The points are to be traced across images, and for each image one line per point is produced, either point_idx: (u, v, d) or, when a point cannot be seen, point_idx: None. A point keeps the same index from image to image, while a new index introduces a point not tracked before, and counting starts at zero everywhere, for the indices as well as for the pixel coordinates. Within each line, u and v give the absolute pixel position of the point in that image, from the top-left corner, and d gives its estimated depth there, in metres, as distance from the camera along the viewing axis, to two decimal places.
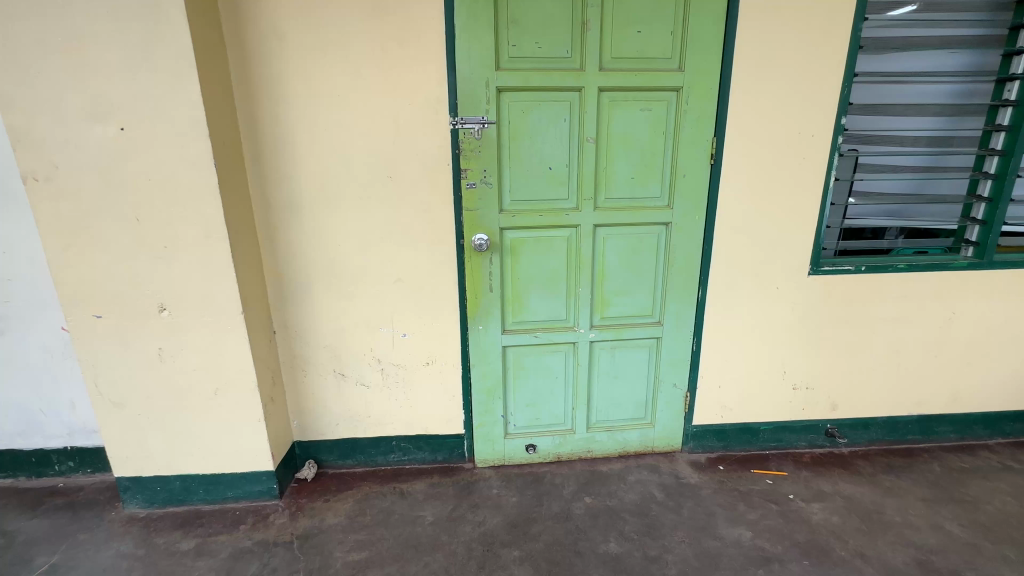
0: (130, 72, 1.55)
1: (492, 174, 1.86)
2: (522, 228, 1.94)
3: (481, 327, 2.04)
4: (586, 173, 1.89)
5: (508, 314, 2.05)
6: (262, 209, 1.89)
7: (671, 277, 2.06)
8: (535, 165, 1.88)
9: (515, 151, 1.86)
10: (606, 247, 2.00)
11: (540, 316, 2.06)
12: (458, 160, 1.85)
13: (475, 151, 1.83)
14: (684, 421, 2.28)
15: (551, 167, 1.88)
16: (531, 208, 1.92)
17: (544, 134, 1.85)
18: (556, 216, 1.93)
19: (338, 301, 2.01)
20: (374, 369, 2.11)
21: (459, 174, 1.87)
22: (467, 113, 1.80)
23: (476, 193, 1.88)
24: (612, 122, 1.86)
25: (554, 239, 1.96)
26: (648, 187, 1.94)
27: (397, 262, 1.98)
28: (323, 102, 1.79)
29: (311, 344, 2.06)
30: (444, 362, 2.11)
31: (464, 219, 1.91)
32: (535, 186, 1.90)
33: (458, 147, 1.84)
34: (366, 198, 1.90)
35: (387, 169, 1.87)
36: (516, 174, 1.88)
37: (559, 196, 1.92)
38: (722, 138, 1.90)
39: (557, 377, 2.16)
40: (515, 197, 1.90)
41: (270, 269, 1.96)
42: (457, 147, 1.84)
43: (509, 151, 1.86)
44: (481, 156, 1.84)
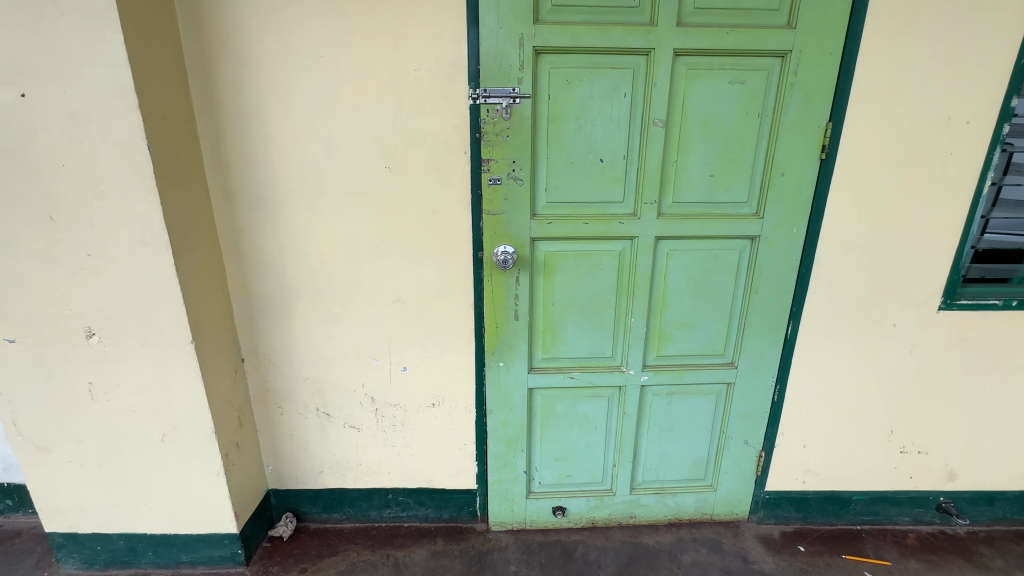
0: (30, 15, 1.12)
1: (523, 168, 1.39)
2: (561, 240, 1.47)
3: (502, 365, 1.59)
4: (650, 168, 1.40)
5: (538, 349, 1.59)
6: (225, 205, 1.46)
7: (753, 307, 1.56)
8: (582, 156, 1.39)
9: (555, 136, 1.38)
10: (669, 266, 1.51)
11: (578, 353, 1.60)
12: (479, 146, 1.39)
13: (502, 135, 1.36)
14: (754, 485, 1.80)
15: (603, 160, 1.40)
16: (573, 212, 1.44)
17: (597, 114, 1.36)
18: (607, 225, 1.45)
19: (322, 323, 1.59)
20: (366, 409, 1.69)
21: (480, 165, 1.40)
22: (492, 82, 1.32)
23: (502, 192, 1.41)
24: (690, 98, 1.36)
25: (602, 254, 1.49)
26: (731, 188, 1.44)
27: (396, 277, 1.53)
28: (301, 64, 1.34)
29: (288, 376, 1.65)
30: (455, 403, 1.67)
31: (484, 225, 1.44)
32: (580, 184, 1.42)
33: (479, 129, 1.37)
34: (358, 194, 1.45)
35: (385, 156, 1.42)
36: (556, 168, 1.40)
37: (613, 200, 1.44)
38: (840, 122, 1.38)
39: (595, 427, 1.70)
40: (553, 199, 1.43)
41: (236, 283, 1.54)
42: (479, 130, 1.37)
43: (547, 138, 1.38)
44: (510, 141, 1.36)
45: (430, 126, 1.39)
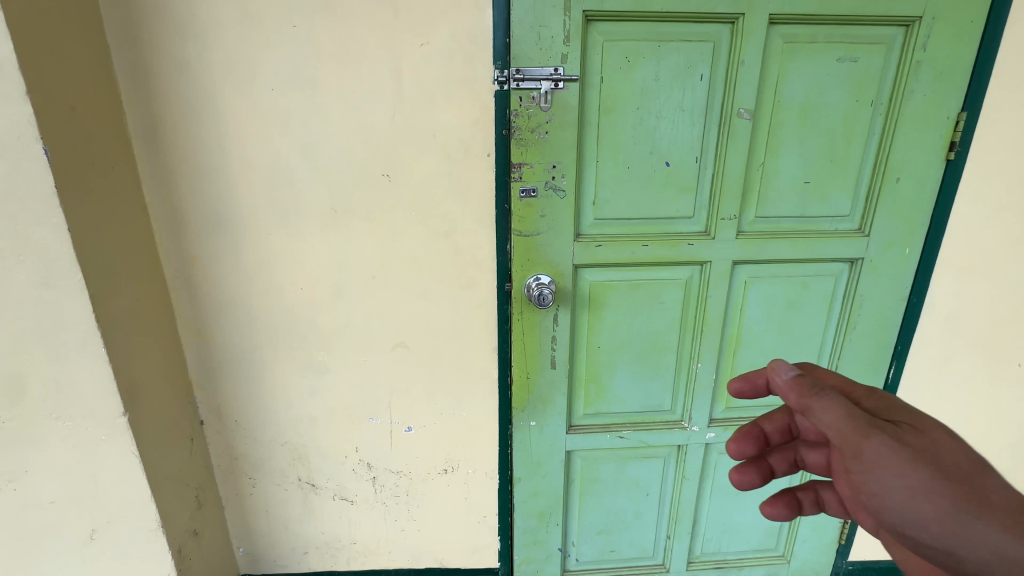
0: None
1: (566, 177, 1.05)
2: (612, 266, 1.13)
3: (534, 424, 1.26)
4: (730, 173, 1.07)
5: (578, 403, 1.26)
6: (169, 227, 1.10)
7: (849, 346, 1.24)
8: (643, 159, 1.06)
9: (608, 133, 1.04)
10: (747, 297, 1.19)
11: (629, 407, 1.27)
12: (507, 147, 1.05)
13: (539, 131, 1.02)
14: (835, 555, 1.48)
15: (669, 163, 1.07)
16: (628, 231, 1.11)
17: (663, 104, 1.03)
18: (672, 248, 1.12)
19: (302, 375, 1.24)
20: (360, 477, 1.34)
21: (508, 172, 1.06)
22: (525, 61, 0.99)
23: (538, 208, 1.07)
24: (786, 81, 1.03)
25: (663, 284, 1.16)
26: (831, 198, 1.12)
27: (397, 316, 1.19)
28: (267, 38, 0.99)
29: (261, 440, 1.30)
30: (472, 468, 1.34)
31: (513, 250, 1.11)
32: (639, 196, 1.09)
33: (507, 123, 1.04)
34: (346, 211, 1.11)
35: (383, 160, 1.07)
36: (608, 175, 1.07)
37: (680, 215, 1.11)
38: (977, 111, 1.06)
39: (646, 493, 1.37)
40: (602, 215, 1.09)
41: (190, 327, 1.18)
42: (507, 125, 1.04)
43: (598, 135, 1.04)
44: (549, 139, 1.03)
45: (441, 120, 1.05)
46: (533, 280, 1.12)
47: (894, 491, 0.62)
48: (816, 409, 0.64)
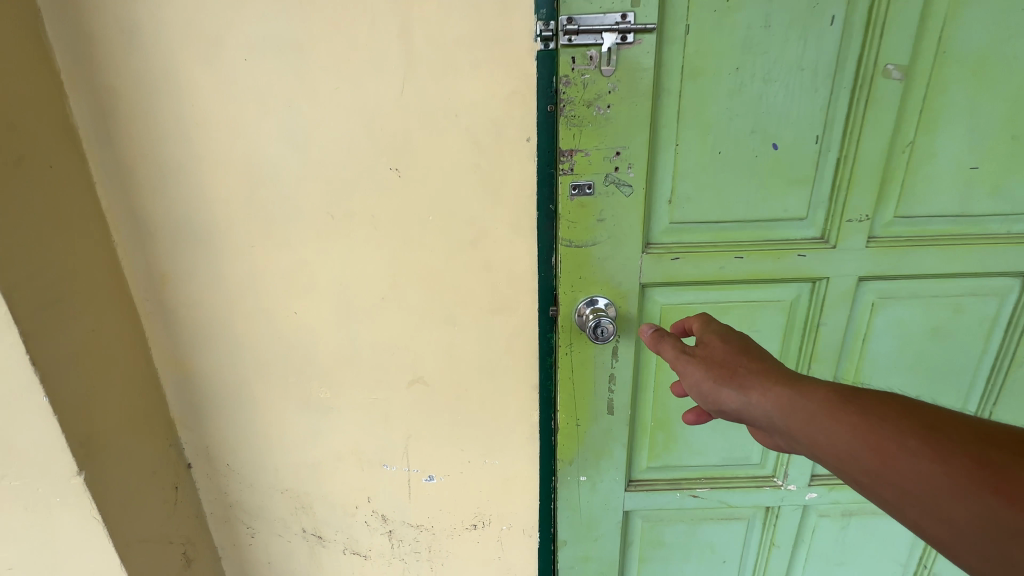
0: None
1: (634, 167, 0.78)
2: (692, 286, 0.85)
3: (584, 480, 1.00)
4: (864, 158, 0.77)
5: (641, 454, 1.00)
6: (133, 239, 0.89)
7: (1014, 389, 0.92)
8: (741, 141, 0.77)
9: (693, 105, 0.75)
10: (873, 324, 0.89)
11: (705, 460, 1.00)
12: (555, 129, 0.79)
13: (598, 105, 0.75)
14: None
15: (778, 146, 0.77)
16: (716, 238, 0.82)
17: (773, 62, 0.73)
18: (776, 260, 0.83)
19: (301, 414, 1.03)
20: (375, 531, 1.13)
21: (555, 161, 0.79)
22: (580, 7, 0.71)
23: (595, 210, 0.81)
24: (957, 22, 0.71)
25: (760, 308, 0.87)
26: (1007, 190, 0.80)
27: (413, 345, 0.95)
28: None
29: (258, 486, 1.10)
30: (507, 524, 1.10)
31: (560, 265, 0.85)
32: (733, 192, 0.80)
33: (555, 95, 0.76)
34: (346, 216, 0.87)
35: (390, 150, 0.82)
36: (692, 164, 0.78)
37: (789, 217, 0.81)
38: None
39: (723, 561, 1.10)
40: (682, 218, 0.81)
41: (168, 358, 0.98)
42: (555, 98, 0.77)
43: (679, 109, 0.76)
44: (611, 115, 0.76)
45: (465, 94, 0.79)
46: (588, 304, 0.86)
47: (695, 390, 0.62)
48: (659, 348, 0.68)
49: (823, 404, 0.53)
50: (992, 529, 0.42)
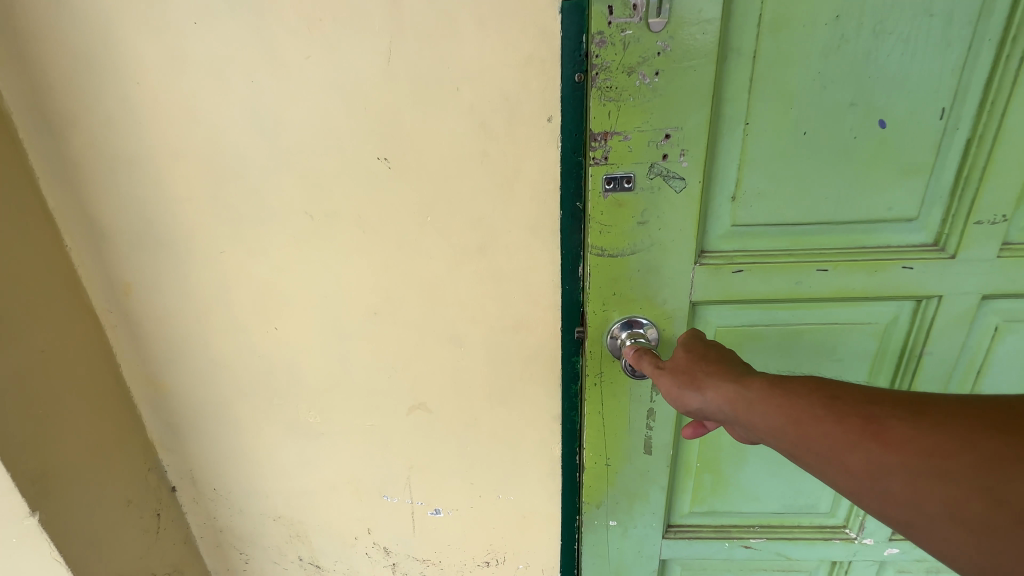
0: None
1: (688, 155, 0.59)
2: (759, 305, 0.67)
3: (615, 524, 0.84)
4: (1010, 138, 0.57)
5: (682, 496, 0.83)
6: (88, 244, 0.77)
7: None
8: (835, 118, 0.58)
9: (774, 70, 0.56)
10: (994, 353, 0.69)
11: (761, 505, 0.83)
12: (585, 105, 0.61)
13: (643, 73, 0.56)
14: None
15: (885, 123, 0.58)
16: (792, 245, 0.64)
17: (892, 5, 0.53)
18: (871, 274, 0.64)
19: (289, 439, 0.90)
20: (376, 563, 1.01)
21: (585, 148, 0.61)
22: None
23: (635, 210, 0.62)
24: None
25: (844, 331, 0.68)
26: None
27: (413, 367, 0.81)
28: None
29: (249, 512, 0.99)
30: (524, 563, 0.97)
31: (589, 279, 0.67)
32: (820, 186, 0.61)
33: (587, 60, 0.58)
34: (328, 217, 0.72)
35: (377, 135, 0.66)
36: (767, 149, 0.59)
37: (893, 218, 0.62)
38: None
39: None
40: (749, 220, 0.63)
41: (140, 375, 0.87)
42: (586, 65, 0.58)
43: (753, 75, 0.56)
44: (661, 86, 0.57)
45: (469, 62, 0.62)
46: (625, 326, 0.68)
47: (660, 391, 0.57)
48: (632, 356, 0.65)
49: (757, 390, 0.47)
50: (879, 475, 0.39)
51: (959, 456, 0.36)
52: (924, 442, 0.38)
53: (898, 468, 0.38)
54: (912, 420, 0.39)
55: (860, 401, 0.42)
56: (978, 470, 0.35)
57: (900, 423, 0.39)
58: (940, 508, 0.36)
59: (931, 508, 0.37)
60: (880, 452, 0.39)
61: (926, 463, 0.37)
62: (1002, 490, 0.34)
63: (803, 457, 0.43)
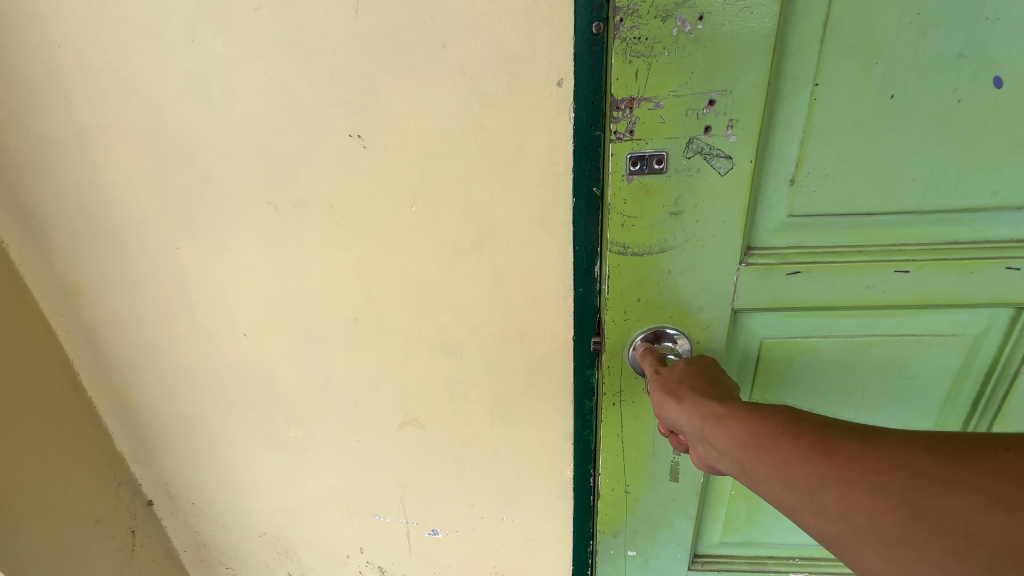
0: None
1: (738, 128, 0.46)
2: (815, 313, 0.55)
3: (633, 555, 0.73)
4: None
5: (713, 524, 0.73)
6: (27, 239, 0.67)
7: None
8: (934, 74, 0.44)
9: (857, 8, 0.42)
10: None
11: (804, 537, 0.72)
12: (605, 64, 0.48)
13: (683, 19, 0.43)
14: None
15: (1000, 81, 0.44)
16: (865, 239, 0.51)
17: None
18: (964, 276, 0.51)
19: (268, 454, 0.81)
20: None
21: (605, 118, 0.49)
22: None
23: (667, 198, 0.50)
24: None
25: (923, 345, 0.55)
26: None
27: (402, 379, 0.70)
28: None
29: (233, 528, 0.91)
30: None
31: (607, 283, 0.55)
32: (905, 165, 0.47)
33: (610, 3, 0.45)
34: (294, 207, 0.60)
35: (347, 106, 0.54)
36: (840, 118, 0.46)
37: (999, 207, 0.49)
38: None
39: None
40: (811, 209, 0.50)
41: (101, 385, 0.78)
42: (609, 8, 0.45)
43: (829, 19, 0.43)
44: (706, 34, 0.44)
45: (457, 11, 0.49)
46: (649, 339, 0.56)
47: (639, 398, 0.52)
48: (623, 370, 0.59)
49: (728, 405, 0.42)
50: (817, 489, 0.33)
51: (893, 472, 0.30)
52: (868, 459, 0.32)
53: (834, 482, 0.32)
54: (861, 439, 0.33)
55: (820, 423, 0.36)
56: (912, 489, 0.29)
57: (850, 440, 0.33)
58: (869, 529, 0.31)
59: (860, 527, 0.31)
60: (824, 465, 0.33)
61: (863, 479, 0.31)
62: (928, 509, 0.29)
63: (753, 471, 0.37)
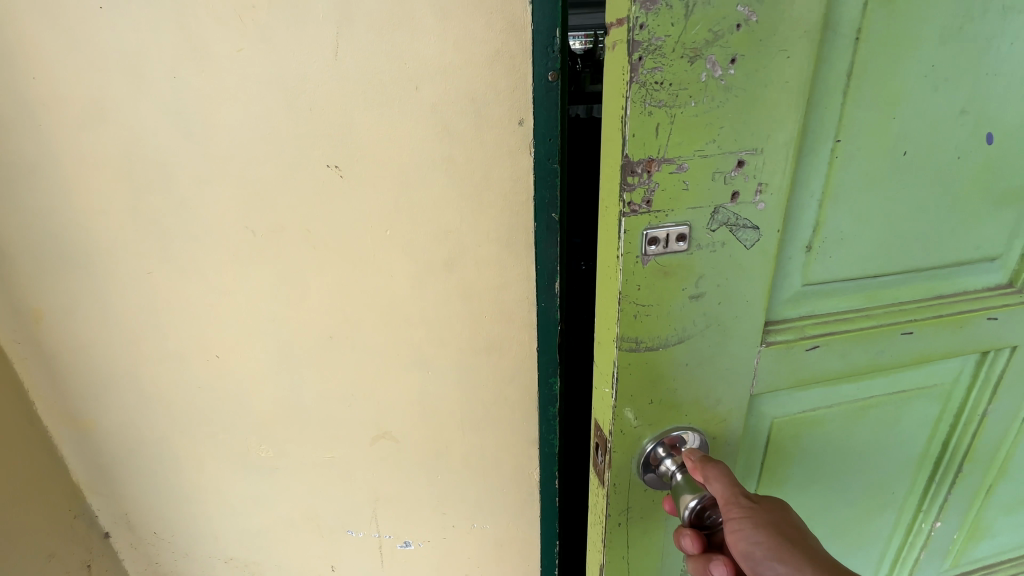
0: None
1: (757, 192, 0.46)
2: (828, 380, 0.59)
3: None
4: None
5: None
6: None
7: None
8: (942, 135, 0.50)
9: (880, 74, 0.46)
10: None
11: None
12: (612, 115, 0.43)
13: (712, 62, 0.41)
14: None
15: (992, 139, 0.51)
16: (869, 301, 0.56)
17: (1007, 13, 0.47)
18: (954, 332, 0.60)
19: (238, 476, 0.81)
20: None
21: (615, 186, 0.44)
22: None
23: (686, 279, 0.48)
24: None
25: (908, 391, 0.63)
26: None
27: (376, 395, 0.74)
28: None
29: (197, 555, 0.90)
30: None
31: (617, 370, 0.51)
32: (908, 227, 0.53)
33: (615, 45, 0.41)
34: (271, 232, 0.63)
35: (325, 138, 0.58)
36: (854, 181, 0.49)
37: (979, 257, 0.57)
38: None
39: None
40: (826, 276, 0.53)
41: (59, 414, 0.76)
42: (614, 53, 0.41)
43: (853, 78, 0.45)
44: (734, 84, 0.42)
45: (428, 59, 0.55)
46: (659, 447, 0.55)
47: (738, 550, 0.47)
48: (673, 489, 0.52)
49: None
50: None
51: None
52: None
53: None
54: None
55: None
56: None
57: None
58: None
59: None
60: None
61: None
62: None
63: None
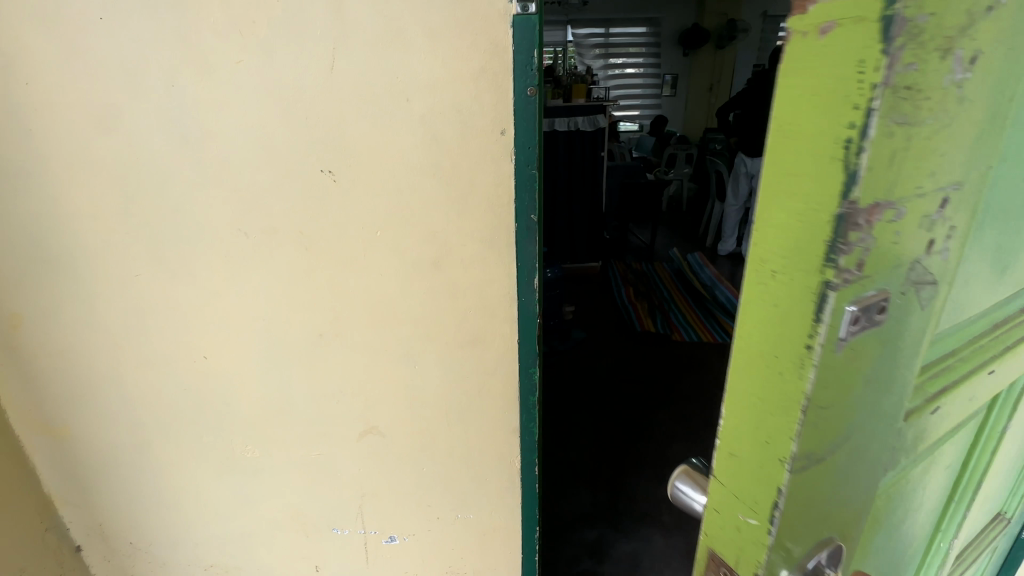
0: None
1: (954, 241, 0.31)
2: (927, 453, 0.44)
3: None
4: None
5: None
6: None
7: None
8: None
9: None
10: None
11: None
12: (812, 144, 0.24)
13: (959, 57, 0.24)
14: None
15: None
16: (981, 346, 0.41)
17: None
18: None
19: (223, 478, 0.81)
20: None
21: (813, 255, 0.26)
22: None
23: (870, 363, 0.30)
24: None
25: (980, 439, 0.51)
26: None
27: (364, 390, 0.77)
28: None
29: (175, 564, 0.88)
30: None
31: (780, 520, 0.32)
32: None
33: (826, 30, 0.23)
34: (265, 233, 0.66)
35: (319, 145, 0.62)
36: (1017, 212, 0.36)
37: None
38: None
39: None
40: (963, 327, 0.38)
41: (33, 421, 0.75)
42: (817, 43, 0.23)
43: None
44: (971, 91, 0.26)
45: (418, 74, 0.60)
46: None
47: None
48: None
49: None
50: None
51: None
52: None
53: None
54: None
55: None
56: None
57: None
58: None
59: None
60: None
61: None
62: None
63: None
